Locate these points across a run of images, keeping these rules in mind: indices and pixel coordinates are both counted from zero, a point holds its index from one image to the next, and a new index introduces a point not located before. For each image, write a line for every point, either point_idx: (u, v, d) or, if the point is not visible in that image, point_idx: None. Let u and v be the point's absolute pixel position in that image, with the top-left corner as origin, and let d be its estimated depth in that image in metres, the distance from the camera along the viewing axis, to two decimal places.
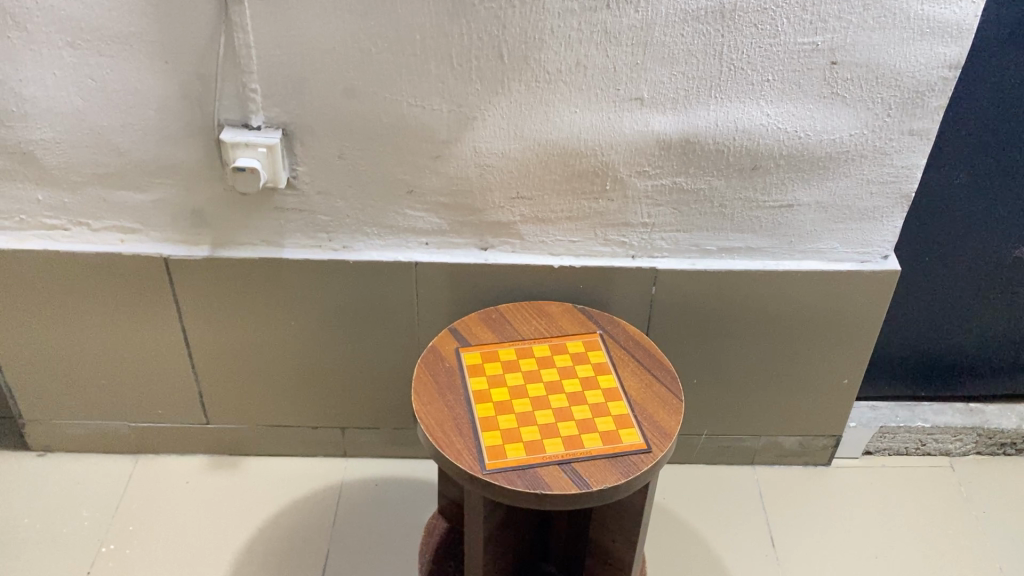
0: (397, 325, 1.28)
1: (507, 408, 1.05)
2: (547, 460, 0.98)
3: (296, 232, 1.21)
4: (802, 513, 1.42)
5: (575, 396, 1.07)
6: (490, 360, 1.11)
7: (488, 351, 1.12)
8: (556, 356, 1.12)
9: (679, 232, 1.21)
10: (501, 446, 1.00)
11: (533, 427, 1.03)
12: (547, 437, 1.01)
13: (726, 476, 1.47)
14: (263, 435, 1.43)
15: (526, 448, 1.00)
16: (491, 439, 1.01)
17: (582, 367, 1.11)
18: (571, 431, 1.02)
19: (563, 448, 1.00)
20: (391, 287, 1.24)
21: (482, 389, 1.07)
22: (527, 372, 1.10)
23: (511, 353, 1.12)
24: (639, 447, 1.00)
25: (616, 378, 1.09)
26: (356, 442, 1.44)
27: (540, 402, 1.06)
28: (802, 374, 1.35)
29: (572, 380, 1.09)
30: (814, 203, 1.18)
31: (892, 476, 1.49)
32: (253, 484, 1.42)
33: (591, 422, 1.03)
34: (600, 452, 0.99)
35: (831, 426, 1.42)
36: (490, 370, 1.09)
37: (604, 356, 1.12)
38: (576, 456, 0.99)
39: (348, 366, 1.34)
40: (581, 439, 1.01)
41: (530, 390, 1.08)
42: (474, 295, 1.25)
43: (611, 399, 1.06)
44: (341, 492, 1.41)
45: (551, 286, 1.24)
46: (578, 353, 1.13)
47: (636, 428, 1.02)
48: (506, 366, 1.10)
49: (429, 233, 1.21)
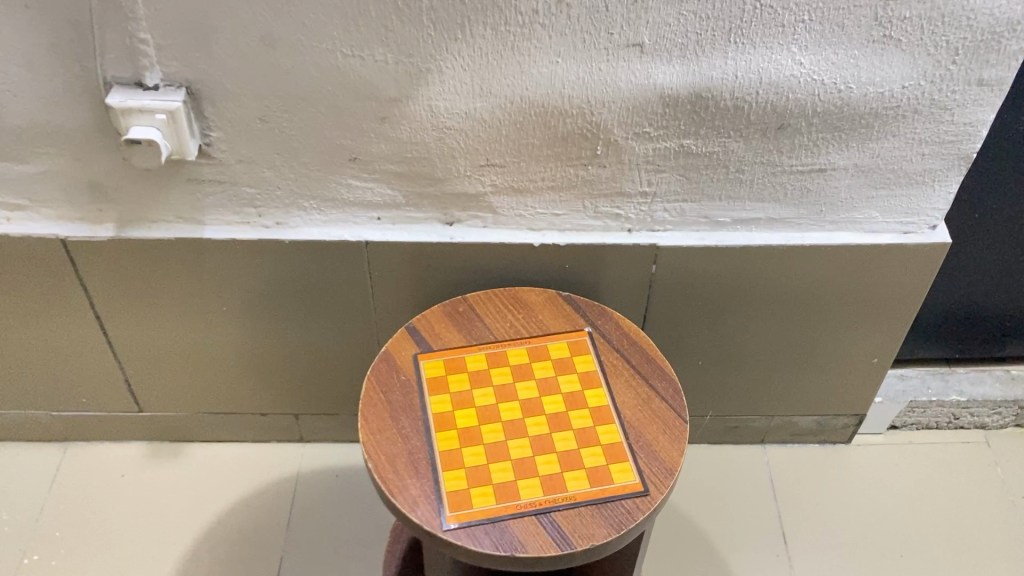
0: (349, 309, 1.09)
1: (474, 437, 0.86)
2: (522, 512, 0.81)
3: (217, 207, 0.99)
4: (819, 503, 1.26)
5: (557, 419, 0.88)
6: (455, 372, 0.91)
7: (453, 360, 0.92)
8: (534, 364, 0.93)
9: (686, 201, 0.99)
10: (466, 493, 0.82)
11: (506, 464, 0.84)
12: (522, 478, 0.83)
13: (733, 460, 1.31)
14: (207, 421, 1.25)
15: (497, 494, 0.82)
16: (454, 482, 0.83)
17: (565, 380, 0.91)
18: (552, 469, 0.84)
19: (543, 492, 0.82)
20: (338, 269, 1.04)
21: (443, 413, 0.88)
22: (499, 388, 0.91)
23: (480, 362, 0.93)
24: (632, 490, 0.82)
25: (607, 394, 0.90)
26: (312, 428, 1.26)
27: (515, 429, 0.87)
28: (824, 353, 1.16)
29: (553, 398, 0.90)
30: (852, 166, 0.96)
31: (920, 454, 1.32)
32: (197, 478, 1.25)
33: (576, 456, 0.85)
34: (587, 499, 0.82)
35: (855, 406, 1.25)
36: (454, 387, 0.90)
37: (593, 363, 0.93)
38: (558, 503, 0.81)
39: (296, 351, 1.15)
40: (562, 480, 0.83)
41: (503, 412, 0.89)
42: (439, 277, 1.04)
43: (601, 424, 0.88)
44: (297, 486, 1.25)
45: (531, 267, 1.03)
46: (562, 359, 0.93)
47: (630, 463, 0.85)
48: (475, 380, 0.91)
49: (381, 206, 0.99)
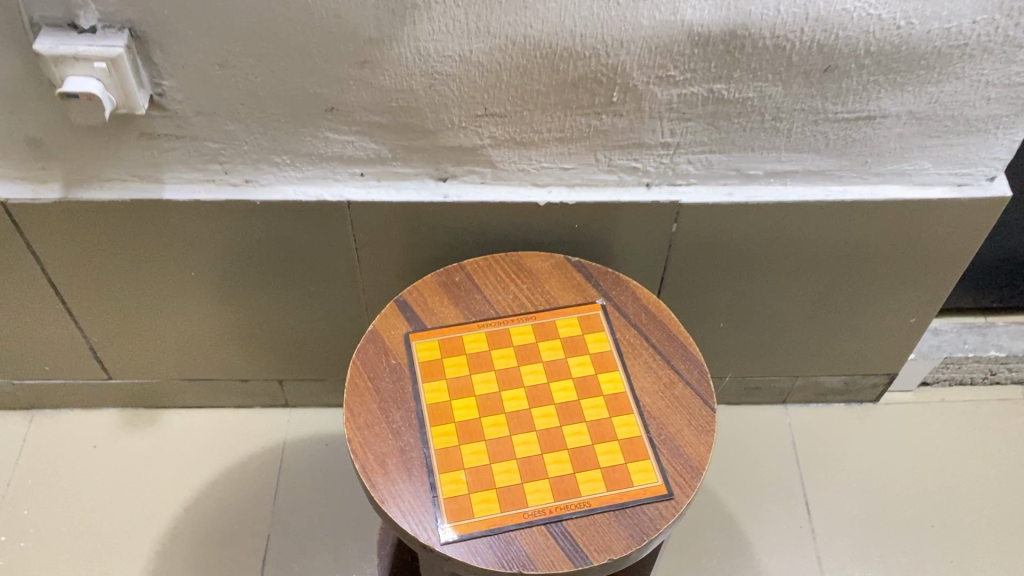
0: (333, 272, 0.98)
1: (474, 432, 0.77)
2: (531, 521, 0.71)
3: (177, 164, 0.86)
4: (845, 469, 1.18)
5: (568, 409, 0.78)
6: (453, 356, 0.81)
7: (450, 341, 0.82)
8: (541, 345, 0.82)
9: (713, 153, 0.86)
10: (466, 499, 0.72)
11: (511, 463, 0.75)
12: (529, 480, 0.74)
13: (752, 422, 1.23)
14: (185, 387, 1.16)
15: (501, 500, 0.73)
16: (453, 487, 0.73)
17: (576, 362, 0.81)
18: (563, 469, 0.74)
19: (553, 497, 0.73)
20: (318, 231, 0.92)
21: (440, 404, 0.78)
22: (502, 373, 0.80)
23: (481, 342, 0.82)
24: (654, 493, 0.73)
25: (623, 379, 0.80)
26: (298, 393, 1.18)
27: (520, 421, 0.77)
28: (857, 313, 1.06)
29: (563, 384, 0.80)
30: (905, 113, 0.83)
31: (953, 413, 1.23)
32: (175, 448, 1.17)
33: (590, 454, 0.75)
34: (603, 506, 0.72)
35: (885, 365, 1.15)
36: (451, 373, 0.80)
37: (607, 343, 0.82)
38: (570, 511, 0.72)
39: (277, 315, 1.05)
40: (575, 483, 0.74)
41: (507, 402, 0.79)
42: (432, 239, 0.93)
43: (617, 414, 0.78)
44: (284, 456, 1.16)
45: (536, 226, 0.92)
46: (573, 338, 0.83)
47: (651, 461, 0.75)
48: (474, 364, 0.81)
49: (365, 161, 0.87)
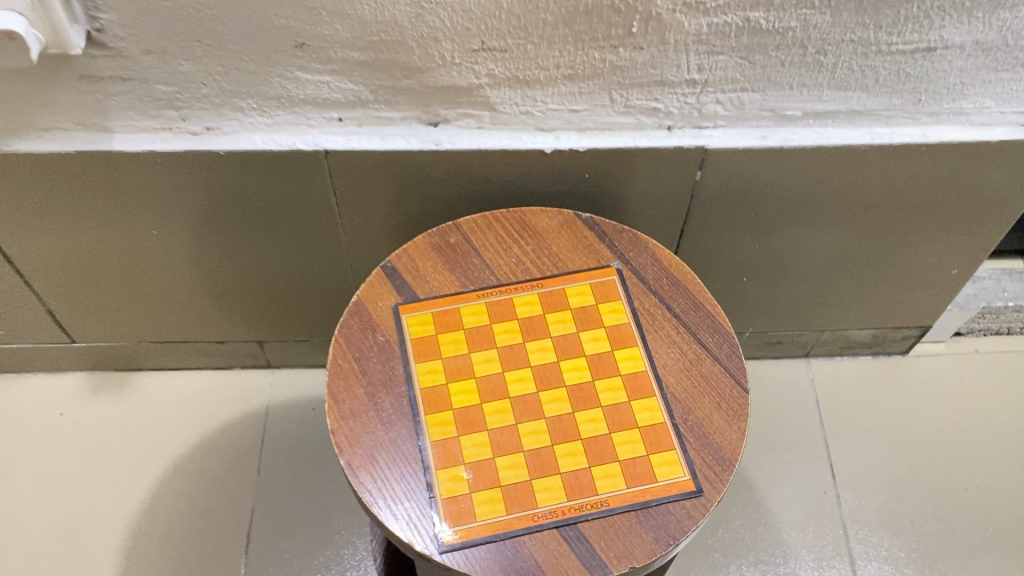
0: (313, 228, 0.88)
1: (475, 420, 0.67)
2: (541, 525, 0.62)
3: (126, 110, 0.75)
4: (872, 429, 1.10)
5: (581, 392, 0.69)
6: (449, 333, 0.72)
7: (445, 315, 0.72)
8: (550, 318, 0.73)
9: (745, 91, 0.75)
10: (467, 500, 0.64)
11: (518, 457, 0.66)
12: (539, 477, 0.65)
13: (772, 376, 1.15)
14: (157, 349, 1.07)
15: (507, 500, 0.64)
16: (452, 486, 0.64)
17: (590, 338, 0.72)
18: (576, 463, 0.65)
19: (566, 496, 0.64)
20: (293, 183, 0.81)
21: (435, 388, 0.69)
22: (505, 352, 0.71)
23: (480, 316, 0.73)
24: (681, 489, 0.64)
25: (644, 356, 0.71)
26: (281, 353, 1.09)
27: (527, 408, 0.68)
28: (893, 264, 0.97)
29: (576, 364, 0.70)
30: (969, 43, 0.71)
31: (987, 366, 1.14)
32: (150, 413, 1.08)
33: (606, 445, 0.66)
34: (623, 506, 0.64)
35: (918, 317, 1.07)
36: (448, 353, 0.71)
37: (624, 315, 0.73)
38: (586, 511, 0.63)
39: (252, 274, 0.95)
40: (590, 479, 0.65)
41: (512, 385, 0.69)
42: (423, 190, 0.82)
43: (637, 398, 0.69)
44: (267, 421, 1.08)
45: (541, 176, 0.81)
46: (585, 310, 0.73)
47: (676, 451, 0.66)
48: (474, 341, 0.71)
49: (343, 105, 0.75)
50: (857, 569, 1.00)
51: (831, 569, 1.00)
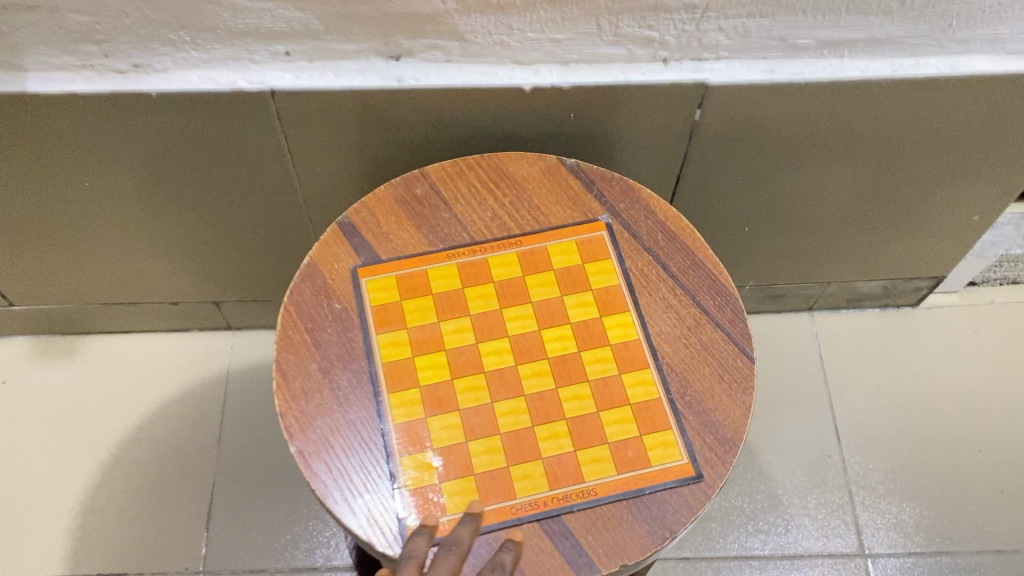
0: (266, 179, 0.78)
1: (445, 398, 0.59)
2: (520, 520, 0.54)
3: (37, 45, 0.64)
4: (878, 386, 1.03)
5: (565, 365, 0.60)
6: (414, 300, 0.63)
7: (411, 279, 0.64)
8: (530, 280, 0.64)
9: (752, 17, 0.64)
10: (435, 491, 0.55)
11: (493, 442, 0.57)
12: (517, 463, 0.57)
13: (773, 331, 1.07)
14: (105, 311, 0.98)
15: (481, 490, 0.55)
16: (417, 475, 0.56)
17: (575, 303, 0.63)
18: (560, 447, 0.57)
19: (548, 485, 0.56)
20: (238, 129, 0.72)
21: (399, 362, 0.60)
22: (479, 320, 0.62)
23: (451, 279, 0.64)
24: (679, 474, 0.56)
25: (636, 323, 0.62)
26: (242, 314, 1.00)
27: (504, 383, 0.59)
28: (909, 211, 0.88)
29: (559, 333, 0.62)
30: None
31: (1001, 318, 1.07)
32: (101, 380, 0.99)
33: (594, 425, 0.58)
34: (613, 495, 0.55)
35: (931, 267, 0.99)
36: (414, 322, 0.62)
37: (614, 277, 0.64)
38: (571, 502, 0.55)
39: (202, 230, 0.85)
40: (576, 465, 0.56)
41: (487, 358, 0.60)
42: (386, 133, 0.73)
43: (628, 371, 0.60)
44: (228, 387, 0.99)
45: (519, 116, 0.71)
46: (570, 272, 0.64)
47: (673, 431, 0.58)
48: (443, 308, 0.63)
49: (289, 37, 0.65)
50: (864, 538, 0.93)
51: (836, 539, 0.93)
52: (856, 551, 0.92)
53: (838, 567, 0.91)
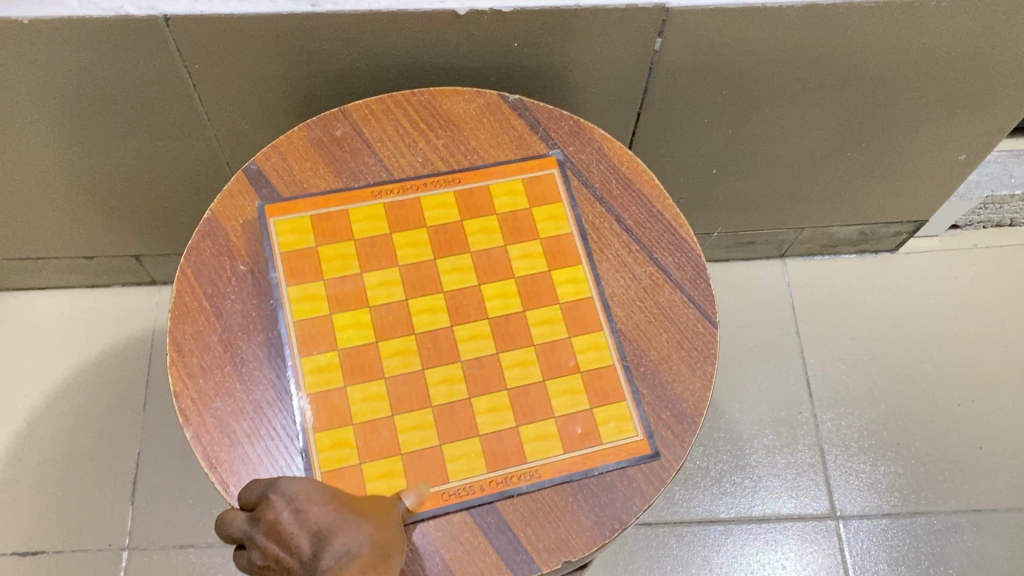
0: (173, 117, 0.69)
1: (369, 365, 0.51)
2: (454, 506, 0.48)
3: None
4: (854, 336, 0.97)
5: (507, 325, 0.53)
6: (334, 247, 0.55)
7: (330, 223, 0.55)
8: (469, 227, 0.56)
9: None
10: (358, 476, 0.48)
11: (425, 416, 0.50)
12: (450, 441, 0.49)
13: (744, 279, 1.01)
14: (12, 267, 0.88)
15: (410, 473, 0.48)
16: (337, 455, 0.49)
17: (521, 254, 0.55)
18: (501, 422, 0.50)
19: (487, 465, 0.49)
20: (132, 60, 0.62)
21: (314, 321, 0.52)
22: (410, 272, 0.54)
23: (376, 223, 0.56)
24: (636, 453, 0.50)
25: (588, 278, 0.55)
26: (167, 267, 0.92)
27: (438, 347, 0.52)
28: (890, 150, 0.81)
29: (501, 289, 0.54)
30: None
31: (985, 261, 1.01)
32: (12, 342, 0.91)
33: (539, 396, 0.51)
34: (561, 477, 0.49)
35: (913, 209, 0.92)
36: (333, 272, 0.54)
37: (565, 224, 0.56)
38: (512, 487, 0.48)
39: (110, 176, 0.76)
40: (518, 444, 0.49)
41: (417, 317, 0.53)
42: (304, 65, 0.64)
43: (579, 334, 0.53)
44: (154, 347, 0.91)
45: (455, 45, 0.63)
46: (515, 216, 0.57)
47: (627, 404, 0.51)
48: (368, 257, 0.54)
49: None
50: (835, 498, 0.88)
51: (807, 500, 0.88)
52: (827, 512, 0.87)
53: (809, 530, 0.86)
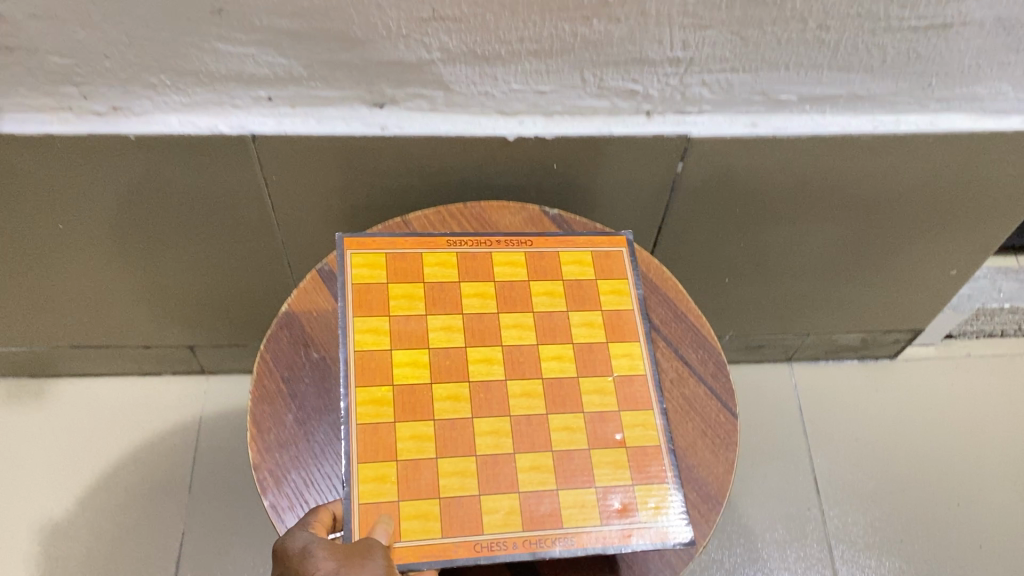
0: (245, 222, 0.77)
1: (420, 406, 0.55)
2: (483, 557, 0.50)
3: (15, 87, 0.63)
4: (857, 437, 1.02)
5: (560, 387, 0.57)
6: (403, 286, 0.60)
7: (404, 262, 0.61)
8: (534, 288, 0.62)
9: (735, 72, 0.65)
10: (392, 512, 0.51)
11: (466, 464, 0.53)
12: (491, 494, 0.52)
13: (753, 381, 1.07)
14: (75, 354, 0.95)
15: (445, 519, 0.51)
16: (376, 488, 0.51)
17: (582, 321, 0.60)
18: (542, 483, 0.53)
19: (522, 525, 0.51)
20: (218, 173, 0.71)
21: (375, 353, 0.56)
22: (472, 321, 0.59)
23: (446, 270, 0.61)
24: (664, 536, 0.52)
25: (642, 355, 0.59)
26: (217, 358, 0.98)
27: (489, 399, 0.56)
28: (887, 264, 0.89)
29: (558, 352, 0.59)
30: (992, 20, 0.61)
31: (978, 369, 1.07)
32: (70, 424, 0.97)
33: (581, 463, 0.54)
34: (592, 549, 0.51)
35: (909, 320, 1.00)
36: (400, 310, 0.59)
37: (627, 298, 0.62)
38: (541, 547, 0.51)
39: (178, 273, 0.84)
40: (555, 507, 0.52)
41: (474, 366, 0.57)
42: (367, 179, 0.72)
43: (630, 410, 0.57)
44: (200, 433, 0.97)
45: (502, 164, 0.71)
46: (581, 286, 0.62)
47: (670, 484, 0.54)
48: (434, 301, 0.59)
49: (271, 82, 0.64)
50: None
51: None
52: None
53: None
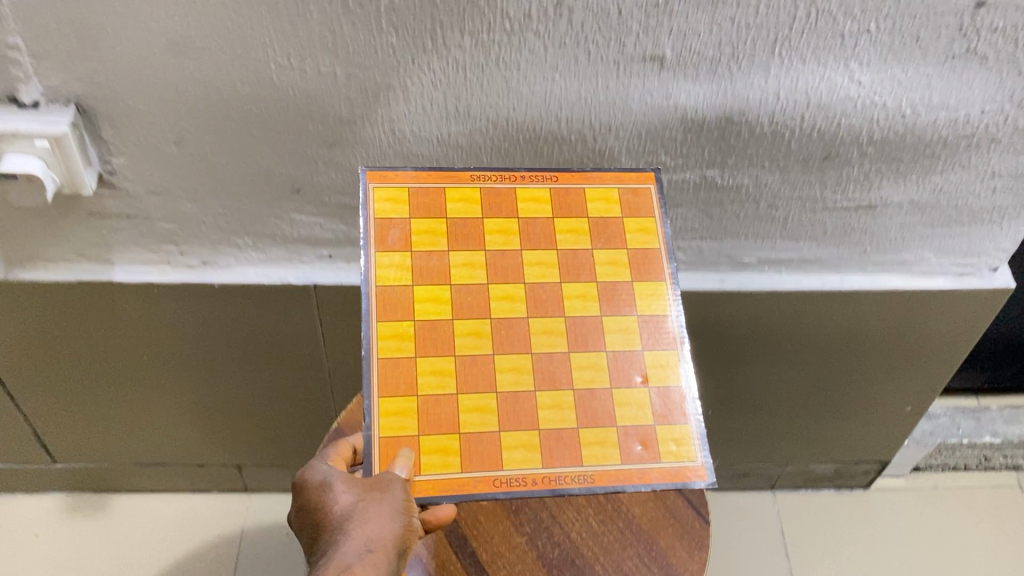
0: (298, 357, 0.92)
1: (442, 342, 0.57)
2: (504, 491, 0.54)
3: (129, 245, 0.79)
4: (835, 560, 1.12)
5: (582, 326, 0.59)
6: (426, 222, 0.60)
7: (427, 198, 0.60)
8: (558, 224, 0.62)
9: (704, 240, 0.81)
10: (414, 447, 0.54)
11: (488, 401, 0.56)
12: (510, 431, 0.55)
13: (740, 507, 1.18)
14: (137, 471, 1.08)
15: (465, 453, 0.54)
16: (400, 424, 0.54)
17: (606, 261, 0.61)
18: (563, 420, 0.56)
19: (541, 461, 0.55)
20: (283, 315, 0.86)
21: (397, 291, 0.57)
22: (496, 258, 0.60)
23: (470, 207, 0.61)
24: (679, 478, 0.55)
25: (667, 293, 0.60)
26: (260, 478, 1.11)
27: (512, 335, 0.58)
28: (848, 401, 1.02)
29: (582, 291, 0.60)
30: (908, 202, 0.77)
31: (945, 501, 1.18)
32: (127, 536, 1.08)
33: (603, 403, 0.57)
34: (608, 487, 0.54)
35: (875, 454, 1.12)
36: (422, 246, 0.59)
37: (652, 238, 0.62)
38: (558, 482, 0.54)
39: (236, 400, 0.98)
40: (575, 446, 0.55)
41: (496, 302, 0.59)
42: None
43: (653, 350, 0.59)
44: (241, 547, 1.09)
45: None
46: (608, 225, 0.62)
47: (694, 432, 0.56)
48: (457, 238, 0.60)
49: (333, 243, 0.80)
50: None
51: None
52: None
53: None
